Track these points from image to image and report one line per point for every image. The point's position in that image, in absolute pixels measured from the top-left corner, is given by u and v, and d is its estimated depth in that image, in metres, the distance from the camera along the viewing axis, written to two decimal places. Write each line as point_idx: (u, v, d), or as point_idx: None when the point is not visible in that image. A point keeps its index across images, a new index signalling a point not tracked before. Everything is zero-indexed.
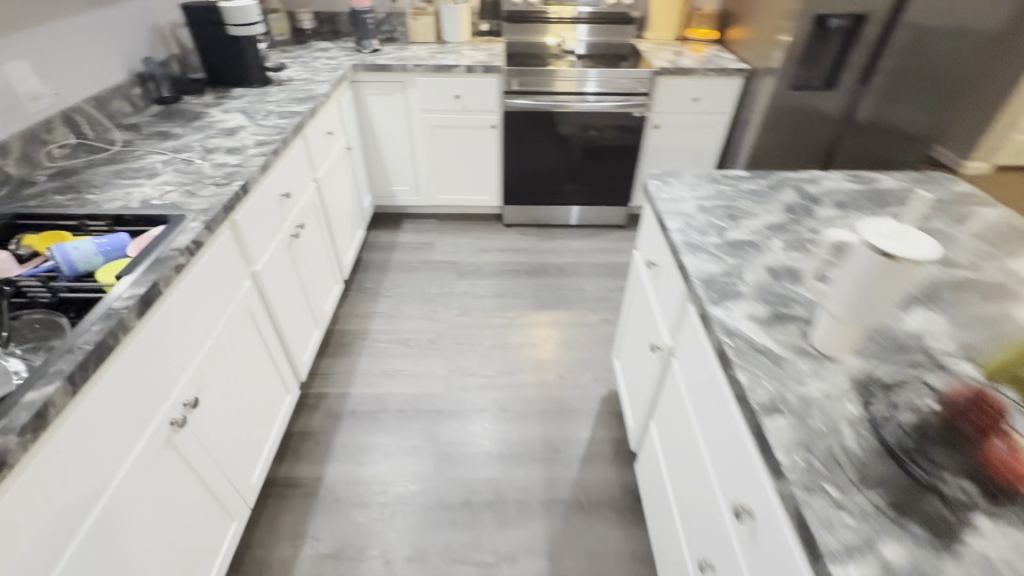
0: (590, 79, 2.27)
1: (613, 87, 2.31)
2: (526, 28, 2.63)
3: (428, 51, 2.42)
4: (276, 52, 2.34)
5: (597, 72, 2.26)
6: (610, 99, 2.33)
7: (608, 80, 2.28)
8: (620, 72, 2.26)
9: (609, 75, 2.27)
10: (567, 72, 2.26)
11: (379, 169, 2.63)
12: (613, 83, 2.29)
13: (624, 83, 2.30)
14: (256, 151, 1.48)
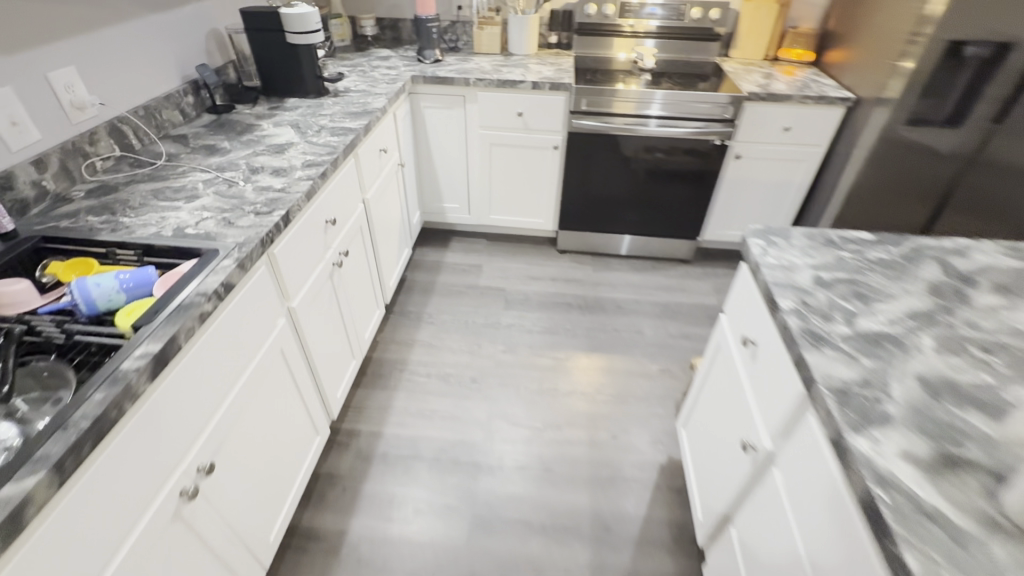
0: (654, 101, 2.05)
1: (683, 111, 2.07)
2: (599, 41, 2.43)
3: (492, 64, 2.26)
4: (334, 59, 2.25)
5: (662, 94, 2.04)
6: (677, 125, 2.10)
7: (674, 103, 2.05)
8: (686, 94, 2.03)
9: (688, 98, 2.04)
10: (626, 92, 2.06)
11: (430, 185, 2.51)
12: (682, 108, 2.06)
13: (696, 107, 2.06)
14: (303, 173, 1.35)
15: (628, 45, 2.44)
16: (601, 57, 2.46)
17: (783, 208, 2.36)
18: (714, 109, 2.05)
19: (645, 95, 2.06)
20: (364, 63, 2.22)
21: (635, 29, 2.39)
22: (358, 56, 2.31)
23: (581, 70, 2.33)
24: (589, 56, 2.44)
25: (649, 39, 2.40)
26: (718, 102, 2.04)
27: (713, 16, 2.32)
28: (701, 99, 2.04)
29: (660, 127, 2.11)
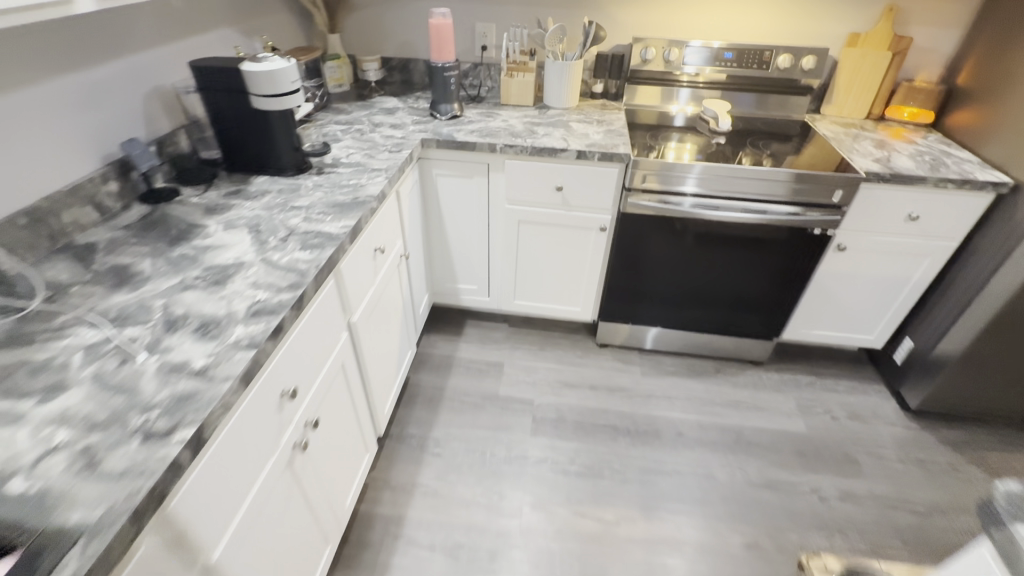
0: (691, 176, 1.59)
1: (731, 189, 1.61)
2: (657, 92, 1.97)
3: (524, 121, 1.80)
4: (329, 112, 1.82)
5: (700, 166, 1.58)
6: (717, 206, 1.64)
7: (715, 179, 1.59)
8: (748, 171, 1.56)
9: (779, 177, 1.57)
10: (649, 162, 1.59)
11: (443, 263, 2.04)
12: (731, 185, 1.60)
13: (748, 185, 1.60)
14: (245, 331, 0.87)
15: (693, 98, 1.97)
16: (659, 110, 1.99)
17: (889, 308, 1.84)
18: (768, 188, 1.59)
19: (726, 170, 1.57)
20: (364, 119, 1.77)
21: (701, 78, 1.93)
22: (358, 107, 1.87)
23: (636, 129, 1.86)
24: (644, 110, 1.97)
25: (681, 87, 1.95)
26: (800, 181, 1.56)
27: (806, 65, 1.84)
28: (748, 176, 1.58)
29: (693, 209, 1.64)
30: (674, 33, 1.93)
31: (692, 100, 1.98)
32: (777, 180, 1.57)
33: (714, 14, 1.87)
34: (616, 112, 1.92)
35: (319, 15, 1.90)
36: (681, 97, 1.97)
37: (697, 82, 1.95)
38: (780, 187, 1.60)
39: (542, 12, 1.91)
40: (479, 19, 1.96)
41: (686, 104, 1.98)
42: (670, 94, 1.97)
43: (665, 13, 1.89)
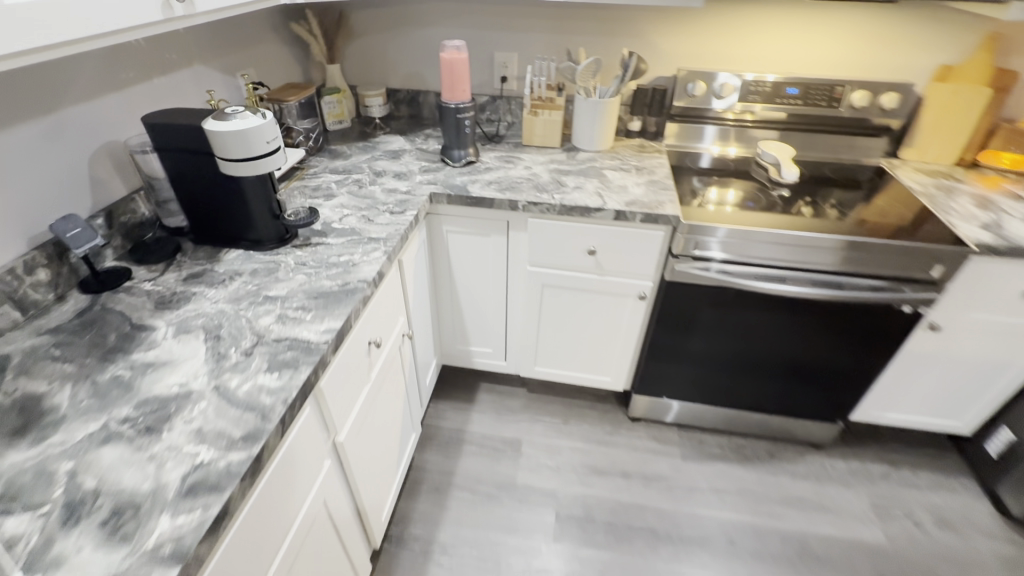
0: (714, 239, 1.33)
1: (771, 254, 1.34)
2: (704, 131, 1.70)
3: (549, 169, 1.54)
4: (324, 157, 1.58)
5: (726, 228, 1.31)
6: (747, 275, 1.37)
7: (748, 243, 1.33)
8: (798, 236, 1.29)
9: (831, 245, 1.30)
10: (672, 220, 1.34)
11: (455, 325, 1.79)
12: (787, 253, 1.33)
13: (791, 252, 1.33)
14: (171, 526, 0.62)
15: (743, 137, 1.69)
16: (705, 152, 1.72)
17: (985, 394, 1.54)
18: (813, 255, 1.32)
19: (779, 235, 1.30)
20: (365, 167, 1.52)
21: (751, 116, 1.66)
22: (359, 150, 1.63)
23: (682, 176, 1.59)
24: (687, 152, 1.70)
25: (728, 125, 1.68)
26: (848, 248, 1.30)
27: (885, 104, 1.56)
28: (783, 240, 1.31)
29: (717, 274, 1.37)
30: (727, 64, 1.65)
31: (738, 140, 1.70)
32: (823, 247, 1.30)
33: (776, 42, 1.59)
34: (658, 156, 1.65)
35: (316, 45, 1.67)
36: (706, 136, 1.70)
37: (749, 121, 1.67)
38: (829, 255, 1.32)
39: (571, 40, 1.66)
40: (497, 47, 1.72)
41: (728, 145, 1.71)
42: (694, 132, 1.70)
43: (717, 41, 1.61)
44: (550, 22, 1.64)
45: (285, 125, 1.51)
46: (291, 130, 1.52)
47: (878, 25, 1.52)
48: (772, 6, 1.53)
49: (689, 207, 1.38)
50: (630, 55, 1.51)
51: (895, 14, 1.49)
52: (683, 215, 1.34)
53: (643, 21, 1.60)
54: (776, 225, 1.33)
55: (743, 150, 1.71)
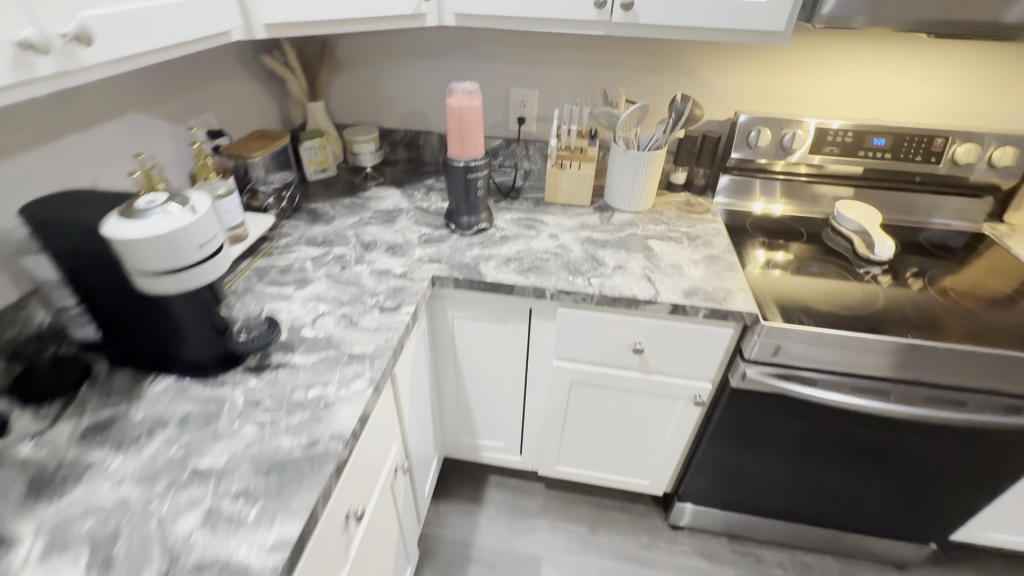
0: (757, 337, 1.03)
1: (817, 357, 1.04)
2: (764, 186, 1.40)
3: (580, 239, 1.24)
4: (301, 221, 1.27)
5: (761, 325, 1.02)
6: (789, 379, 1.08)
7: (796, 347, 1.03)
8: (859, 338, 1.00)
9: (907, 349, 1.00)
10: (727, 314, 1.04)
11: (461, 416, 1.48)
12: (881, 364, 1.03)
13: (849, 357, 1.03)
14: None
15: (795, 193, 1.40)
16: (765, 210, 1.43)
17: None
18: (877, 360, 1.02)
19: (827, 334, 1.00)
20: (350, 236, 1.22)
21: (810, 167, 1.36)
22: (345, 210, 1.33)
23: (743, 246, 1.29)
24: (746, 213, 1.41)
25: (794, 181, 1.39)
26: (927, 354, 1.00)
27: (996, 160, 1.27)
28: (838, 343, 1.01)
29: (753, 381, 1.08)
30: (795, 106, 1.36)
31: (786, 196, 1.41)
32: (882, 351, 1.00)
33: (860, 80, 1.30)
34: (712, 219, 1.35)
35: (295, 81, 1.38)
36: (766, 192, 1.41)
37: (801, 173, 1.39)
38: (915, 364, 1.02)
39: (604, 77, 1.37)
40: (514, 83, 1.43)
41: (773, 202, 1.42)
42: (753, 188, 1.41)
43: (785, 78, 1.32)
44: (580, 55, 1.35)
45: (249, 186, 1.20)
46: (256, 194, 1.21)
47: (987, 66, 1.24)
48: (858, 37, 1.24)
49: (766, 298, 1.08)
50: (684, 98, 1.21)
51: (1012, 52, 1.21)
52: (760, 312, 1.04)
53: (695, 53, 1.31)
54: (836, 319, 1.04)
55: (792, 208, 1.43)
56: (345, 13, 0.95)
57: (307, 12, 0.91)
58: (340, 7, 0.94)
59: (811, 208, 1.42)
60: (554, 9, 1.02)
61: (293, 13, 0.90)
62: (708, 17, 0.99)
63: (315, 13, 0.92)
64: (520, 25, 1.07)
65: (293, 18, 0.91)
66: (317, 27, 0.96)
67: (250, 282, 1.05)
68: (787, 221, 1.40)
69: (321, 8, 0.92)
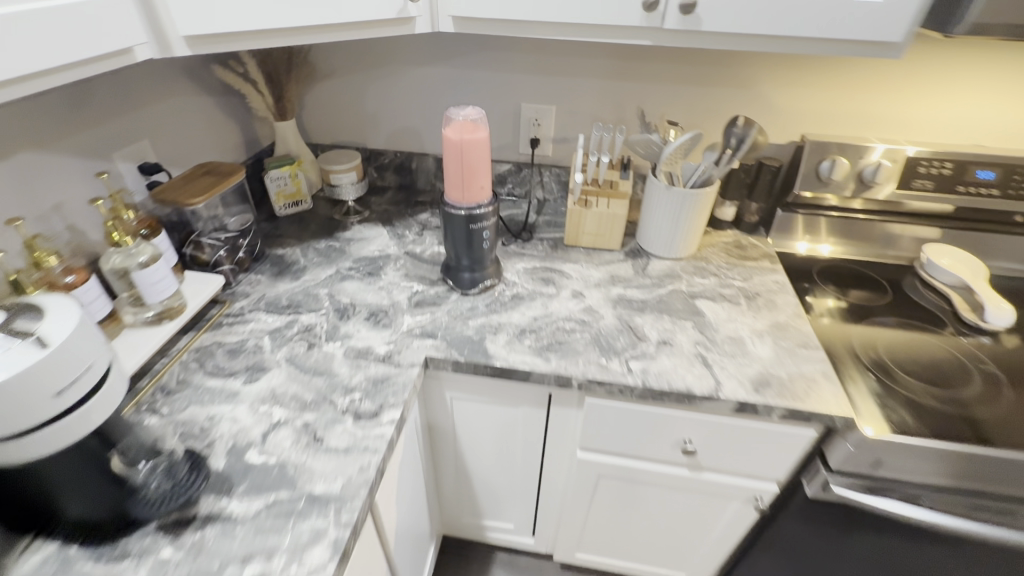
0: (850, 445, 0.79)
1: (936, 472, 0.79)
2: (831, 224, 1.16)
3: (610, 299, 1.00)
4: (263, 275, 1.03)
5: (858, 434, 0.78)
6: (887, 493, 0.83)
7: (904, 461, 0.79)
8: (1006, 455, 0.75)
9: None
10: (811, 415, 0.79)
11: (462, 496, 1.24)
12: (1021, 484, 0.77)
13: (986, 474, 0.78)
14: None
15: (845, 230, 1.16)
16: (831, 253, 1.18)
17: None
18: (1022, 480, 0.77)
19: (971, 450, 0.76)
20: (324, 297, 0.97)
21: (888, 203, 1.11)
22: (319, 259, 1.08)
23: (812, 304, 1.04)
24: (806, 257, 1.16)
25: (867, 219, 1.14)
26: None
27: None
28: (970, 460, 0.77)
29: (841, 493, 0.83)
30: (876, 128, 1.09)
31: (833, 233, 1.16)
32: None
33: (966, 100, 1.03)
34: (771, 268, 1.09)
35: (258, 98, 1.13)
36: (831, 231, 1.16)
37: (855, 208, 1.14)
38: None
39: (636, 91, 1.12)
40: (524, 97, 1.17)
41: (819, 242, 1.18)
42: (816, 226, 1.16)
43: (867, 95, 1.06)
44: (609, 65, 1.10)
45: (192, 238, 0.96)
46: (203, 245, 0.96)
47: None
48: (974, 48, 0.97)
49: (856, 390, 0.83)
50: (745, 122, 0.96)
51: None
52: (852, 408, 0.80)
53: (752, 65, 1.06)
54: (957, 420, 0.80)
55: (841, 247, 1.18)
56: (303, 21, 0.70)
57: (248, 22, 0.66)
58: (295, 14, 0.69)
59: (886, 250, 1.17)
60: (586, 12, 0.76)
61: (231, 23, 0.65)
62: (795, 25, 0.73)
63: (260, 22, 0.67)
64: (539, 33, 0.81)
65: (231, 30, 0.66)
66: (267, 40, 0.71)
67: (188, 371, 0.81)
68: (858, 266, 1.15)
69: (269, 16, 0.67)
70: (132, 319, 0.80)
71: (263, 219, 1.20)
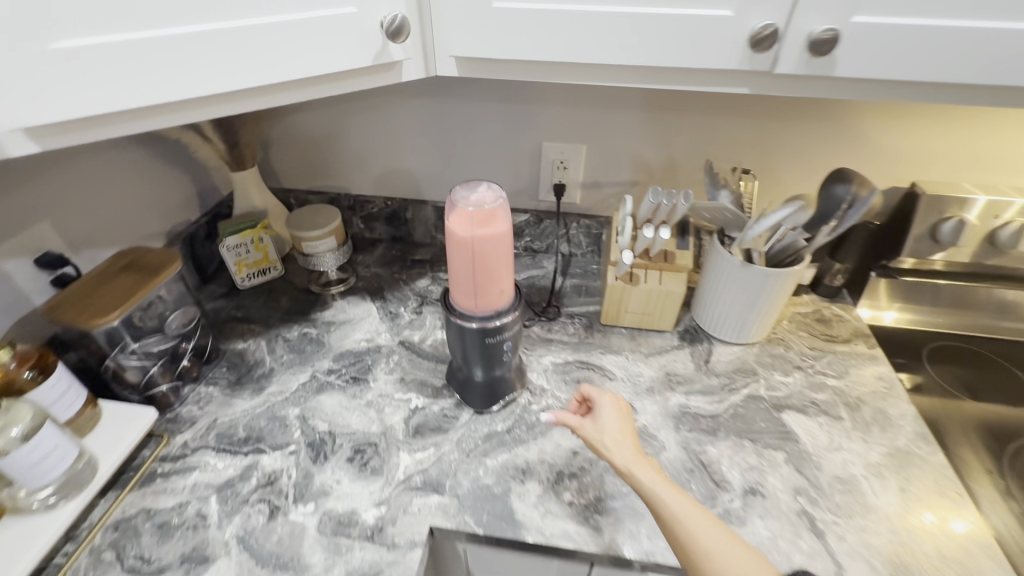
0: None
1: None
2: (944, 293, 0.90)
3: (669, 415, 0.76)
4: (216, 387, 0.79)
5: None
6: None
7: None
8: None
9: None
10: None
11: None
12: None
13: None
14: None
15: (917, 295, 0.90)
16: (916, 324, 0.93)
17: None
18: None
19: None
20: (293, 425, 0.74)
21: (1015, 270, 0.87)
22: (289, 357, 0.84)
23: (931, 412, 0.80)
24: (894, 334, 0.92)
25: (964, 284, 0.89)
26: None
27: None
28: None
29: None
30: (1011, 174, 0.83)
31: (897, 298, 0.91)
32: None
33: None
34: (870, 356, 0.85)
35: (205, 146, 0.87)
36: (937, 301, 0.91)
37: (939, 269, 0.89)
38: None
39: (695, 128, 0.86)
40: (546, 134, 0.91)
41: (881, 308, 0.92)
42: (905, 292, 0.90)
43: (1010, 134, 0.79)
44: (661, 96, 0.84)
45: (114, 360, 0.70)
46: (126, 365, 0.71)
47: None
48: None
49: (987, 503, 0.67)
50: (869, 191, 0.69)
51: None
52: (975, 505, 0.67)
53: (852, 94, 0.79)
54: None
55: (909, 312, 0.93)
56: (231, 87, 0.46)
57: (140, 95, 0.43)
58: (216, 74, 0.45)
59: (1001, 321, 0.92)
60: (656, 51, 0.51)
61: (111, 100, 0.42)
62: (982, 71, 0.48)
63: (162, 94, 0.43)
64: (582, 78, 0.56)
65: (113, 110, 0.42)
66: (179, 114, 0.47)
67: (100, 569, 0.58)
68: (964, 342, 0.91)
69: (173, 82, 0.43)
70: (11, 502, 0.57)
71: (221, 293, 0.97)
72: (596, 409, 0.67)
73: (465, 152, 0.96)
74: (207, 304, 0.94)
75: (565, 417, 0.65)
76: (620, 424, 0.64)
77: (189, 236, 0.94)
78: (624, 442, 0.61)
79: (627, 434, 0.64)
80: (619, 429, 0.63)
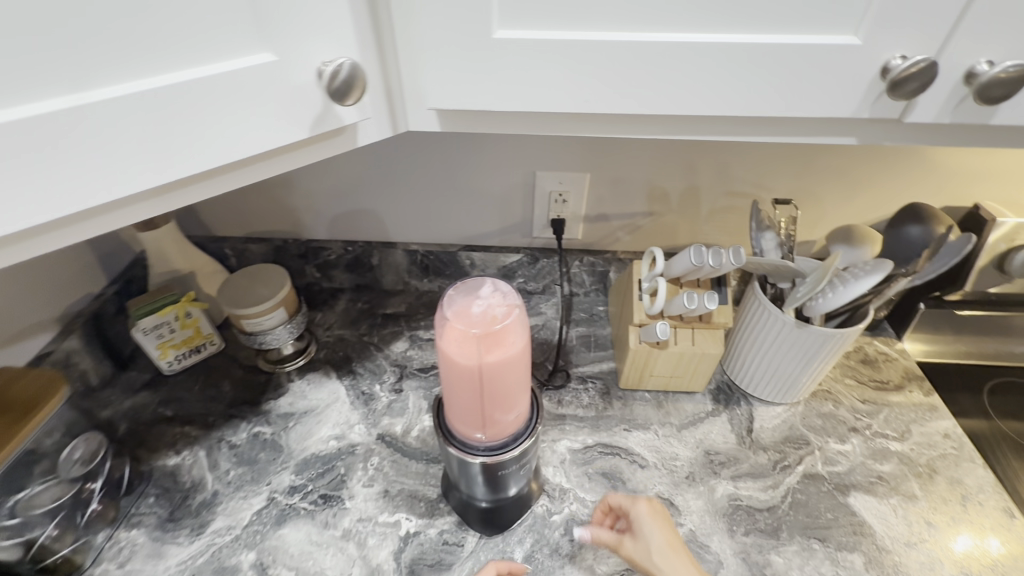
0: None
1: None
2: (1001, 325, 0.79)
3: (718, 513, 0.63)
4: (142, 529, 0.61)
5: None
6: None
7: None
8: None
9: None
10: None
11: None
12: None
13: None
14: None
15: (944, 326, 0.79)
16: (945, 356, 0.82)
17: None
18: None
19: None
20: None
21: None
22: (237, 474, 0.66)
23: (995, 458, 0.70)
24: (943, 372, 0.81)
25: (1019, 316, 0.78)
26: None
27: None
28: None
29: None
30: None
31: (918, 329, 0.80)
32: None
33: None
34: (929, 407, 0.74)
35: None
36: (995, 332, 0.79)
37: (975, 299, 0.77)
38: None
39: (724, 152, 0.70)
40: (540, 163, 0.74)
41: (904, 339, 0.82)
42: (931, 322, 0.79)
43: None
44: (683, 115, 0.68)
45: None
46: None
47: None
48: None
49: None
50: (964, 233, 0.57)
51: None
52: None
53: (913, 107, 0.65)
54: None
55: (938, 346, 0.81)
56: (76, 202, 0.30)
57: None
58: (46, 189, 0.29)
59: None
60: (742, 99, 0.36)
61: None
62: None
63: None
64: (617, 130, 0.41)
65: None
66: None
67: None
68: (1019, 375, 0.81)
69: None
70: None
71: (144, 382, 0.77)
72: (633, 518, 0.57)
73: (441, 188, 0.78)
74: (126, 401, 0.74)
75: (597, 535, 0.56)
76: (664, 535, 0.54)
77: (95, 314, 0.71)
78: (673, 565, 0.52)
79: (673, 543, 0.54)
80: (664, 543, 0.53)
